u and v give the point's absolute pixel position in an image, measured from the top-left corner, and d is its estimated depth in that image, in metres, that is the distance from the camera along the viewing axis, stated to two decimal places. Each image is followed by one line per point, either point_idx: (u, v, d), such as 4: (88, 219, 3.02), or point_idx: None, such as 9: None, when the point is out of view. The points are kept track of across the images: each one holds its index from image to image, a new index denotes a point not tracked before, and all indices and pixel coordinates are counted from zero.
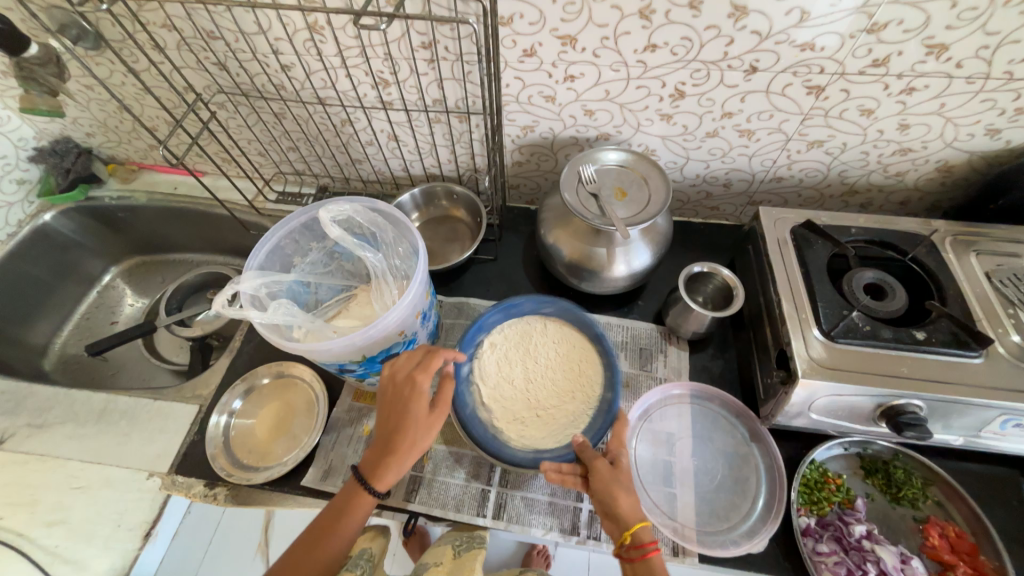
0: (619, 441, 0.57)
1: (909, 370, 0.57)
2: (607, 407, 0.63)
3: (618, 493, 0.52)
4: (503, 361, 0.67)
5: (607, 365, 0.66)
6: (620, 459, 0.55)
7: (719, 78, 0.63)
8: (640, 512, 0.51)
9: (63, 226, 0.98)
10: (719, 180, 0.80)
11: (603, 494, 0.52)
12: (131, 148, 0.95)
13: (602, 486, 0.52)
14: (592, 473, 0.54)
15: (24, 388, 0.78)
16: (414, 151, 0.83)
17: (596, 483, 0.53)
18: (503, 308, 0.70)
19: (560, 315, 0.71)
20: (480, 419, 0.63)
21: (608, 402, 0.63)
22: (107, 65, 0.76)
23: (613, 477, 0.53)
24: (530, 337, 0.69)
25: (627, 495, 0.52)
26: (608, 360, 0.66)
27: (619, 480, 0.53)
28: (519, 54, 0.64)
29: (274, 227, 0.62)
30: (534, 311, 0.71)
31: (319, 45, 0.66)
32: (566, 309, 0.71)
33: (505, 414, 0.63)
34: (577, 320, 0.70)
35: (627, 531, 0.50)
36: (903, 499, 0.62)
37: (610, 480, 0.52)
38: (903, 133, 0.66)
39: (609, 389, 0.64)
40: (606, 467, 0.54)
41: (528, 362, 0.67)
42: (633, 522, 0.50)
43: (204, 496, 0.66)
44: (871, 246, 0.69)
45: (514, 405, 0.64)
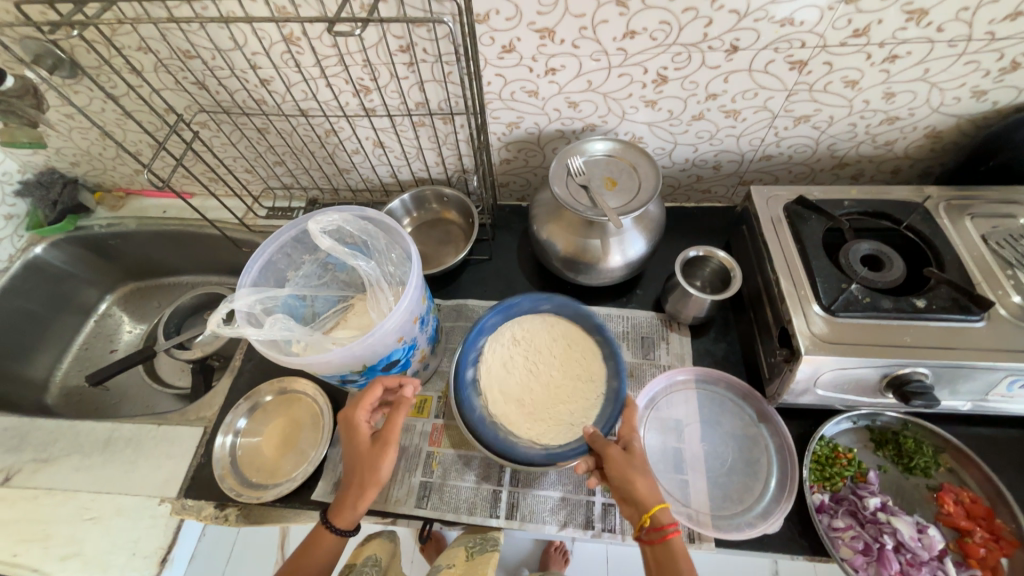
0: (630, 427, 0.58)
1: (912, 339, 0.56)
2: (613, 396, 0.62)
3: (634, 477, 0.52)
4: (503, 362, 0.66)
5: (609, 355, 0.65)
6: (632, 444, 0.56)
7: (701, 60, 0.62)
8: (657, 495, 0.51)
9: (55, 258, 0.97)
10: (708, 163, 0.79)
11: (620, 480, 0.53)
12: (117, 174, 0.95)
13: (618, 472, 0.53)
14: (607, 461, 0.54)
15: (28, 422, 0.78)
16: (401, 156, 0.83)
17: (612, 470, 0.53)
18: (502, 310, 0.68)
19: (558, 310, 0.70)
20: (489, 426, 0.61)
21: (614, 391, 0.62)
22: (86, 93, 0.76)
23: (627, 462, 0.53)
24: (528, 337, 0.68)
25: (643, 478, 0.52)
26: (609, 350, 0.65)
27: (634, 465, 0.53)
28: (498, 50, 0.63)
29: (266, 242, 0.61)
30: (532, 310, 0.70)
31: (296, 56, 0.66)
32: (564, 304, 0.69)
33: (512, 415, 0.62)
34: (574, 314, 0.69)
35: (647, 513, 0.50)
36: (916, 469, 0.61)
37: (625, 466, 0.53)
38: (889, 102, 0.66)
39: (613, 377, 0.63)
40: (619, 453, 0.54)
41: (529, 361, 0.66)
42: (652, 505, 0.50)
43: (215, 517, 0.66)
44: (865, 218, 0.68)
45: (520, 404, 0.63)
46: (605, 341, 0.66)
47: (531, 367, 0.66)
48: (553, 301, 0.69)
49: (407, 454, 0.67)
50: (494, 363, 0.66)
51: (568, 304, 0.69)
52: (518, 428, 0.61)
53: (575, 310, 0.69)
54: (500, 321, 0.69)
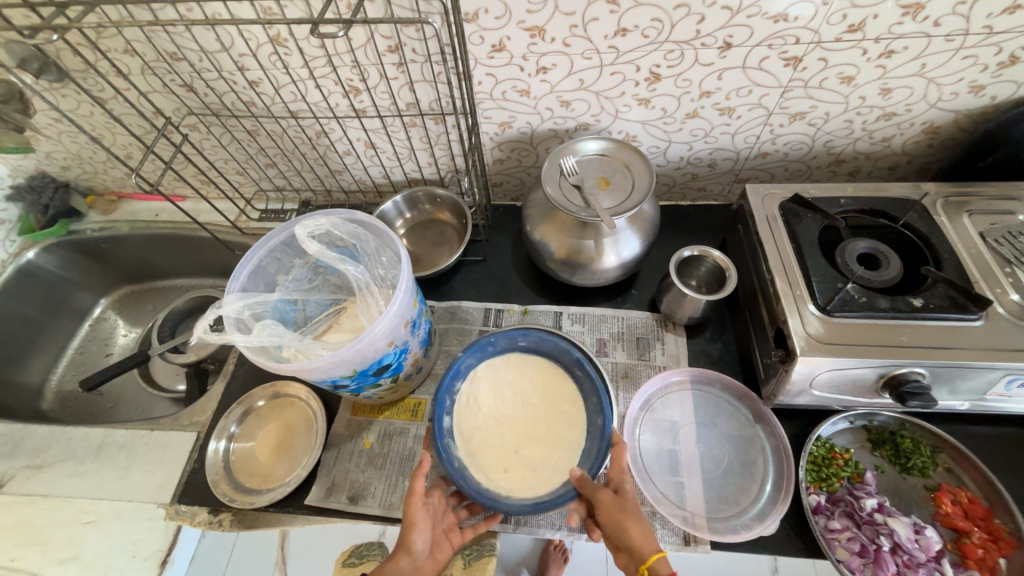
0: (619, 469, 0.57)
1: (909, 339, 0.56)
2: (599, 433, 0.60)
3: (629, 526, 0.51)
4: (479, 403, 0.65)
5: (592, 391, 0.63)
6: (623, 486, 0.55)
7: (694, 57, 0.61)
8: (654, 542, 0.50)
9: (48, 263, 0.97)
10: (704, 161, 0.78)
11: (615, 528, 0.52)
12: (108, 178, 0.94)
13: (611, 520, 0.52)
14: (599, 506, 0.53)
15: (21, 429, 0.78)
16: (393, 157, 0.82)
17: (605, 517, 0.52)
18: (477, 350, 0.66)
19: (534, 345, 0.68)
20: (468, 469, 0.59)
21: (599, 427, 0.60)
22: (73, 96, 0.75)
23: (621, 511, 0.52)
24: (504, 374, 0.67)
25: (638, 525, 0.51)
26: (590, 387, 0.64)
27: (626, 510, 0.52)
28: (488, 49, 0.62)
29: (254, 246, 0.61)
30: (507, 345, 0.68)
31: (284, 58, 0.65)
32: (540, 338, 0.67)
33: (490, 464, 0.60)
34: (552, 351, 0.67)
35: (642, 565, 0.48)
36: (913, 468, 0.61)
37: (617, 512, 0.52)
38: (885, 98, 0.65)
39: (599, 414, 0.61)
40: (610, 496, 0.53)
41: (506, 402, 0.65)
42: (648, 554, 0.48)
43: (209, 523, 0.66)
44: (861, 215, 0.67)
45: (497, 445, 0.62)
46: (587, 375, 0.64)
47: (508, 408, 0.65)
48: (529, 336, 0.67)
49: (401, 459, 0.67)
50: (472, 404, 0.65)
51: (546, 338, 0.67)
52: (497, 476, 0.59)
53: (554, 344, 0.67)
54: (477, 356, 0.67)
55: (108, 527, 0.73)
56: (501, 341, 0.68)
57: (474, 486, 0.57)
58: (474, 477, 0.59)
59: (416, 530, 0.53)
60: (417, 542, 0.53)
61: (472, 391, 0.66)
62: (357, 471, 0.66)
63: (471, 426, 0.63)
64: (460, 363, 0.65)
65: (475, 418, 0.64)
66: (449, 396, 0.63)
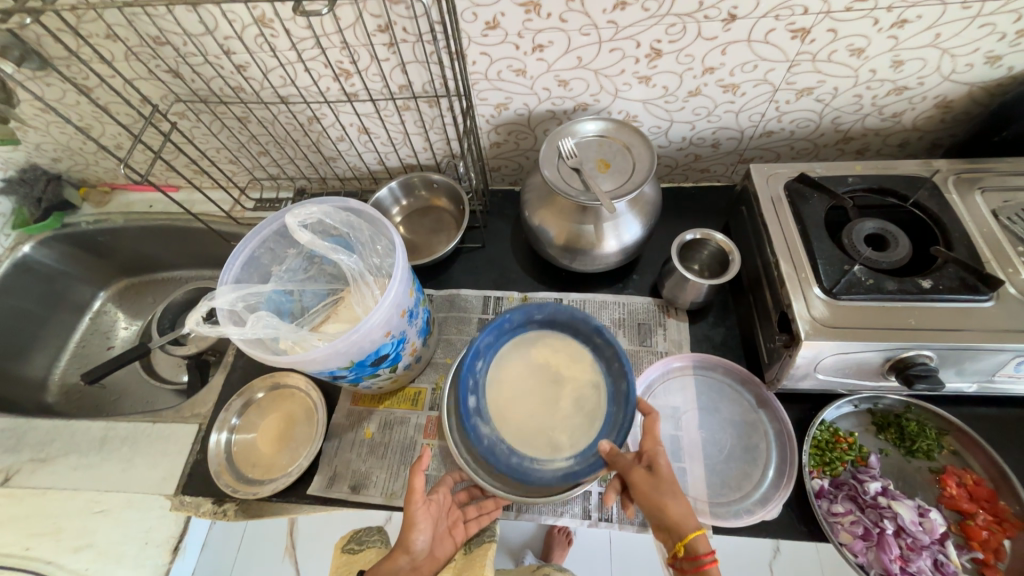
0: (652, 439, 0.55)
1: (917, 322, 0.54)
2: (624, 399, 0.60)
3: (667, 505, 0.50)
4: (506, 377, 0.65)
5: (614, 357, 0.63)
6: (656, 462, 0.53)
7: (697, 31, 0.59)
8: (693, 520, 0.49)
9: (44, 256, 0.96)
10: (707, 141, 0.76)
11: (651, 506, 0.51)
12: (100, 169, 0.92)
13: (647, 501, 0.51)
14: (632, 486, 0.53)
15: (25, 422, 0.78)
16: (387, 142, 0.80)
17: (639, 495, 0.52)
18: (494, 329, 0.65)
19: (550, 318, 0.67)
20: (499, 448, 0.60)
21: (622, 393, 0.60)
22: (58, 85, 0.73)
23: (656, 490, 0.51)
24: (527, 351, 0.67)
25: (675, 501, 0.50)
26: (610, 352, 0.63)
27: (662, 488, 0.51)
28: (482, 27, 0.60)
29: (247, 237, 0.60)
30: (523, 322, 0.67)
31: (271, 40, 0.63)
32: (556, 310, 0.66)
33: (517, 440, 0.61)
34: (569, 318, 0.66)
35: (681, 542, 0.49)
36: (918, 451, 0.60)
37: (652, 493, 0.51)
38: (897, 70, 0.62)
39: (622, 378, 0.61)
40: (644, 475, 0.52)
41: (530, 374, 0.65)
42: (687, 532, 0.48)
43: (213, 513, 0.66)
44: (869, 194, 0.65)
45: (521, 409, 0.63)
46: (608, 343, 0.63)
47: (530, 382, 0.65)
48: (545, 308, 0.67)
49: (403, 448, 0.67)
50: (497, 381, 0.65)
51: (561, 308, 0.66)
52: (526, 448, 0.60)
53: (571, 314, 0.66)
54: (494, 338, 0.66)
55: (119, 515, 0.74)
56: (515, 317, 0.66)
57: (506, 462, 0.58)
58: (504, 453, 0.59)
59: (416, 530, 0.54)
60: (415, 539, 0.54)
61: (498, 368, 0.65)
62: (358, 460, 0.66)
63: (499, 400, 0.63)
64: (478, 344, 0.64)
65: (504, 392, 0.64)
66: (471, 380, 0.63)
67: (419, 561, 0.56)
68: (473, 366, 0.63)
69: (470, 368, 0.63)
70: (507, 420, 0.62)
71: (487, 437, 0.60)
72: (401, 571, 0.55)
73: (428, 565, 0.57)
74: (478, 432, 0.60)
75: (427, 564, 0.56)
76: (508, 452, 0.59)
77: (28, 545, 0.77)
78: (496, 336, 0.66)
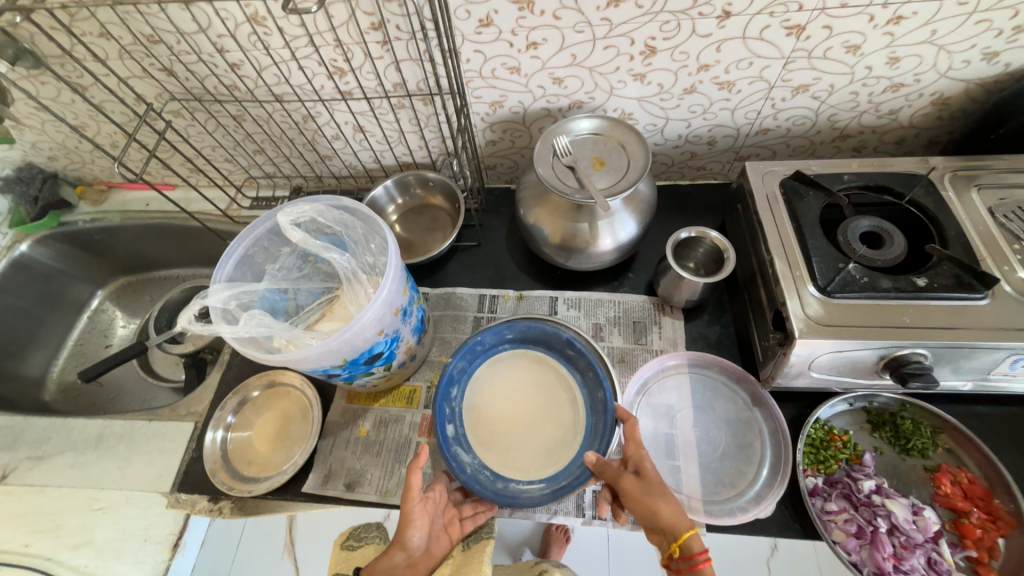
0: (635, 445, 0.55)
1: (911, 320, 0.54)
2: (602, 408, 0.62)
3: (659, 507, 0.50)
4: (482, 402, 0.66)
5: (588, 367, 0.64)
6: (644, 468, 0.53)
7: (692, 28, 0.58)
8: (686, 521, 0.49)
9: (41, 255, 0.96)
10: (703, 138, 0.76)
11: (644, 510, 0.51)
12: (96, 168, 0.92)
13: (639, 504, 0.51)
14: (623, 492, 0.53)
15: (22, 420, 0.78)
16: (382, 140, 0.80)
17: (630, 500, 0.52)
18: (465, 351, 0.66)
19: (521, 336, 0.68)
20: (482, 475, 0.60)
21: (600, 402, 0.62)
22: (53, 83, 0.73)
23: (646, 494, 0.51)
24: (501, 376, 0.68)
25: (667, 503, 0.50)
26: (585, 363, 0.65)
27: (653, 491, 0.51)
28: (475, 24, 0.59)
29: (240, 236, 0.60)
30: (495, 342, 0.68)
31: (264, 38, 0.62)
32: (527, 327, 0.67)
33: (501, 464, 0.61)
34: (542, 335, 0.68)
35: (676, 543, 0.49)
36: (913, 449, 0.60)
37: (644, 497, 0.51)
38: (893, 67, 0.62)
39: (598, 388, 0.63)
40: (633, 481, 0.52)
41: (505, 399, 0.66)
42: (682, 532, 0.49)
43: (209, 510, 0.67)
44: (866, 192, 0.65)
45: (500, 438, 0.63)
46: (580, 355, 0.65)
47: (506, 406, 0.65)
48: (516, 328, 0.67)
49: (397, 446, 0.67)
50: (473, 403, 0.65)
51: (532, 326, 0.67)
52: (509, 472, 0.60)
53: (543, 330, 0.67)
54: (468, 359, 0.66)
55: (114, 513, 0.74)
56: (490, 336, 0.67)
57: (492, 487, 0.58)
58: (489, 480, 0.59)
59: (411, 527, 0.54)
60: (411, 537, 0.54)
61: (473, 392, 0.66)
62: (353, 458, 0.66)
63: (477, 427, 0.64)
64: (450, 370, 0.64)
65: (481, 416, 0.65)
66: (449, 401, 0.63)
67: (417, 558, 0.56)
68: (450, 393, 0.64)
69: (447, 392, 0.63)
70: (486, 446, 0.62)
71: (469, 464, 0.60)
72: (397, 567, 0.55)
73: (425, 562, 0.57)
74: (459, 459, 0.60)
75: (423, 561, 0.57)
76: (492, 479, 0.59)
77: (26, 542, 0.77)
78: (468, 359, 0.66)
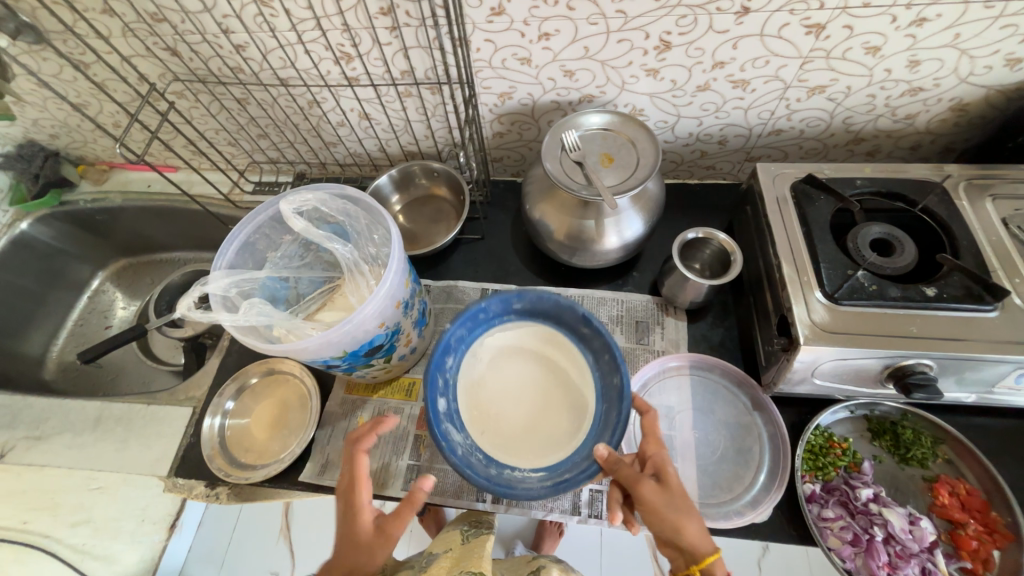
0: (655, 445, 0.51)
1: (918, 330, 0.53)
2: (615, 395, 0.58)
3: (684, 525, 0.45)
4: (481, 380, 0.64)
5: (603, 349, 0.61)
6: (667, 476, 0.48)
7: (708, 23, 0.57)
8: (710, 542, 0.46)
9: (42, 234, 0.95)
10: (713, 137, 0.74)
11: (663, 524, 0.46)
12: (97, 147, 0.91)
13: (659, 517, 0.46)
14: (641, 500, 0.47)
15: (20, 399, 0.78)
16: (388, 128, 0.79)
17: (649, 510, 0.47)
18: (466, 319, 0.62)
19: (529, 307, 0.65)
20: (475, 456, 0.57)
21: (615, 389, 0.58)
22: (55, 60, 0.72)
23: (668, 508, 0.46)
24: (504, 353, 0.66)
25: (692, 522, 0.46)
26: (601, 343, 0.61)
27: (675, 504, 0.46)
28: (487, 13, 0.58)
29: (241, 222, 0.59)
30: (499, 312, 0.65)
31: (270, 19, 0.61)
32: (537, 299, 0.64)
33: (495, 445, 0.60)
34: (553, 308, 0.64)
35: (697, 565, 0.45)
36: (911, 458, 0.60)
37: (667, 510, 0.46)
38: (913, 71, 0.60)
39: (612, 373, 0.60)
40: (655, 490, 0.47)
41: (508, 377, 0.65)
42: (705, 553, 0.45)
43: (206, 495, 0.67)
44: (878, 198, 0.64)
45: (498, 419, 0.62)
46: (596, 334, 0.61)
47: (508, 386, 0.64)
48: (525, 298, 0.64)
49: (395, 438, 0.67)
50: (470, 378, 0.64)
51: (545, 297, 0.64)
52: (504, 456, 0.59)
53: (555, 303, 0.64)
54: (469, 329, 0.64)
55: None
56: (494, 307, 0.64)
57: (484, 471, 0.55)
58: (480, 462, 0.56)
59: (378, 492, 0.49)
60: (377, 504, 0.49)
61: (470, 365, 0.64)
62: None
63: (474, 407, 0.62)
64: (450, 336, 0.61)
65: (479, 394, 0.63)
66: (445, 375, 0.60)
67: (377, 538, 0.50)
68: (444, 362, 0.61)
69: (442, 363, 0.60)
70: (482, 426, 0.61)
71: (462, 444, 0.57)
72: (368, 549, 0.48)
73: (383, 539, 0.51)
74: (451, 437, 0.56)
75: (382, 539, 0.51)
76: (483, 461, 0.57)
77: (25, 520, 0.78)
78: (470, 327, 0.64)
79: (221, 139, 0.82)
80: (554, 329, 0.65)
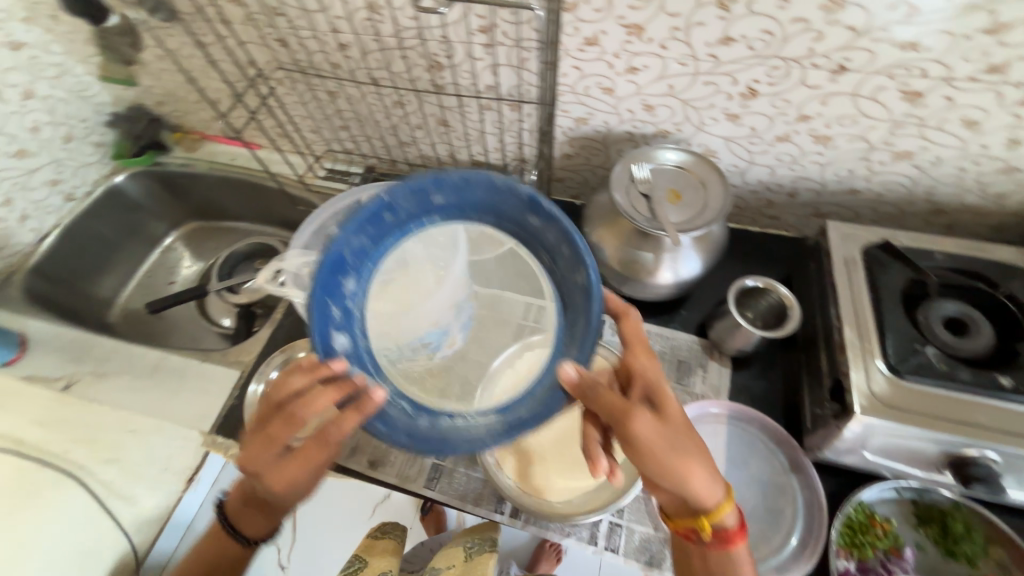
0: (648, 367, 0.48)
1: (987, 420, 0.51)
2: (582, 294, 0.45)
3: (689, 474, 0.45)
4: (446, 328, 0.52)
5: (561, 240, 0.45)
6: (665, 408, 0.46)
7: (800, 77, 0.57)
8: (716, 485, 0.47)
9: (133, 189, 1.04)
10: (784, 188, 0.73)
11: (660, 456, 0.45)
12: (195, 118, 0.99)
13: (658, 447, 0.45)
14: (637, 430, 0.44)
15: (90, 336, 0.85)
16: (462, 137, 0.82)
17: (646, 441, 0.45)
18: (363, 222, 0.44)
19: (454, 205, 0.47)
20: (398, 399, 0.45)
21: (582, 286, 0.44)
22: (180, 37, 0.79)
23: (672, 451, 0.45)
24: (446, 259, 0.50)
25: (699, 459, 0.46)
26: (559, 230, 0.45)
27: (675, 439, 0.45)
28: (580, 42, 0.60)
29: (321, 206, 0.63)
30: (411, 209, 0.46)
31: (377, 24, 0.65)
32: (461, 182, 0.44)
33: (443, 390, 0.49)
34: (486, 199, 0.46)
35: (706, 519, 0.47)
36: (960, 554, 0.56)
37: (670, 443, 0.45)
38: (1011, 150, 0.58)
39: (576, 270, 0.45)
40: (654, 422, 0.45)
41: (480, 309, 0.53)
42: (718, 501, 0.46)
43: (239, 457, 0.70)
44: (957, 275, 0.61)
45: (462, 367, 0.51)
46: (551, 220, 0.45)
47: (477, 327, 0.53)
48: (443, 185, 0.44)
49: None
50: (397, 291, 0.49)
51: (472, 178, 0.45)
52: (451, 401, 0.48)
53: (487, 185, 0.45)
54: (372, 236, 0.45)
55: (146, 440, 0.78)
56: (407, 203, 0.46)
57: (411, 428, 0.44)
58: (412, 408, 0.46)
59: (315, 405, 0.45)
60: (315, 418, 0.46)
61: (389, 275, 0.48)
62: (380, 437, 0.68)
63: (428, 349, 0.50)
64: (340, 246, 0.43)
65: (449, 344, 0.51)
66: (342, 295, 0.44)
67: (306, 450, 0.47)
68: (340, 287, 0.44)
69: (337, 287, 0.44)
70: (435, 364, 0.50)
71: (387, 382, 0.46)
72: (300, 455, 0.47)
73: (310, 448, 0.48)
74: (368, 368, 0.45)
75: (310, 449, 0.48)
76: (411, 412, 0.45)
77: None
78: (374, 231, 0.45)
79: (257, 78, 0.79)
80: (506, 233, 0.48)
